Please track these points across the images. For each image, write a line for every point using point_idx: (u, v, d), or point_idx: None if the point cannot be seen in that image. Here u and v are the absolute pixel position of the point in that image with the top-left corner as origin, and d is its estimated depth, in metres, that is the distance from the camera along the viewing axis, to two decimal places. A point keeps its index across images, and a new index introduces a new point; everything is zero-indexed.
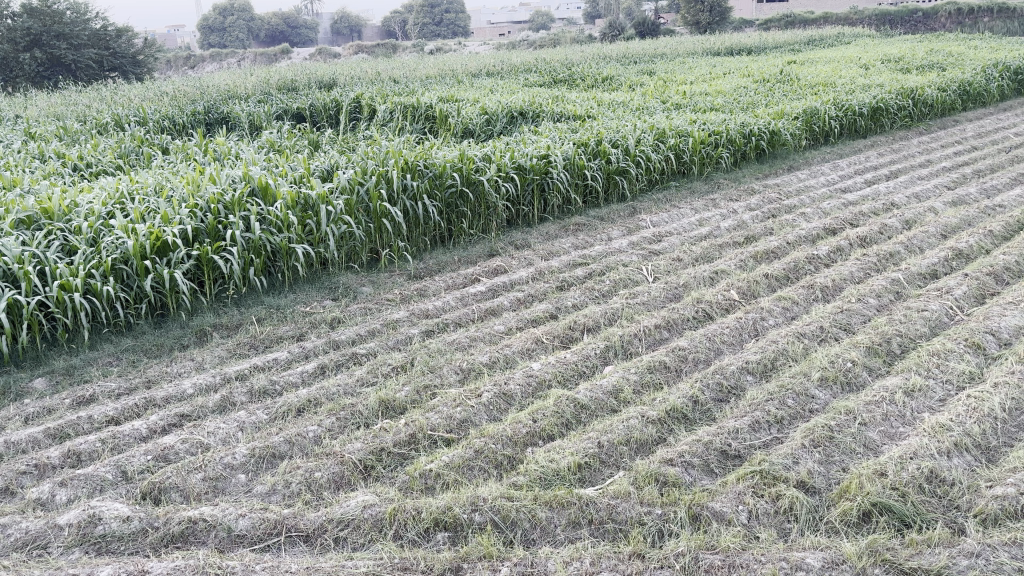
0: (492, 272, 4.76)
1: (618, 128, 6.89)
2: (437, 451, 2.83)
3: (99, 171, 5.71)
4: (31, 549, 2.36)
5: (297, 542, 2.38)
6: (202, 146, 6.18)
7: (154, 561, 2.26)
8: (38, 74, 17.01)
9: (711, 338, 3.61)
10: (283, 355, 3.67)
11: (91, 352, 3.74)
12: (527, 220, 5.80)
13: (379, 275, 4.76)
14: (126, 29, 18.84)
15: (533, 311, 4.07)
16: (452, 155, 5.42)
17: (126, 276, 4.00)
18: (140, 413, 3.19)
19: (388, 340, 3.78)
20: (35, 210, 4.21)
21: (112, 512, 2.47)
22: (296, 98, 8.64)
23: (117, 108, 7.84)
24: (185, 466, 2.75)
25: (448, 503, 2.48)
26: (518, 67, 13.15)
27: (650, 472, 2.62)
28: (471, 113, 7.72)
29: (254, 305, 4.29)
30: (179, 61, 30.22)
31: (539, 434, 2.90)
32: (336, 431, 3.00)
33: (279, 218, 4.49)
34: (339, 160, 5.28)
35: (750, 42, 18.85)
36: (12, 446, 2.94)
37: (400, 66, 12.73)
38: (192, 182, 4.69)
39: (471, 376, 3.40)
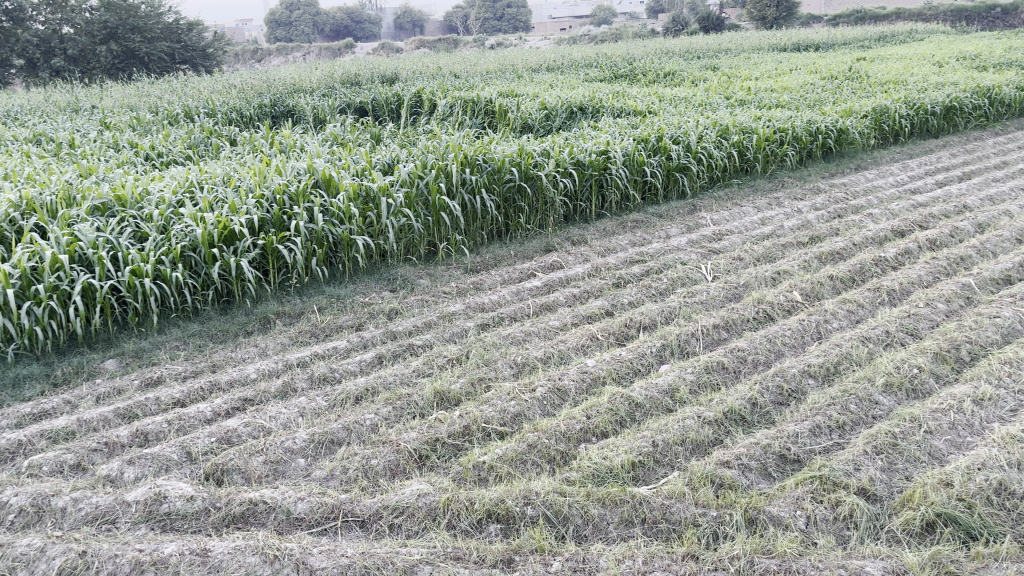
0: (548, 267, 4.76)
1: (680, 123, 6.81)
2: (491, 443, 2.84)
3: (169, 160, 5.88)
4: (100, 524, 2.45)
5: (354, 527, 2.43)
6: (269, 139, 6.31)
7: (216, 541, 2.32)
8: (113, 66, 17.70)
9: (772, 340, 3.55)
10: (342, 344, 3.73)
11: (159, 336, 3.86)
12: (585, 216, 5.79)
13: (436, 267, 4.80)
14: (197, 24, 19.36)
15: (589, 307, 4.06)
16: (511, 150, 5.44)
17: (194, 263, 4.11)
18: (204, 397, 3.28)
19: (444, 333, 3.81)
20: (109, 198, 4.36)
21: (177, 491, 2.55)
22: (359, 92, 8.77)
23: (187, 100, 8.05)
24: (246, 449, 2.82)
25: (502, 495, 2.49)
26: (580, 62, 13.09)
27: (705, 474, 2.59)
28: (531, 108, 7.73)
29: (315, 295, 4.37)
30: (247, 55, 30.79)
31: (593, 430, 2.89)
32: (392, 420, 3.04)
33: (341, 210, 4.57)
34: (400, 154, 5.34)
35: (818, 37, 18.45)
36: (83, 424, 3.05)
37: (462, 61, 12.86)
38: (258, 173, 4.80)
39: (526, 371, 3.40)
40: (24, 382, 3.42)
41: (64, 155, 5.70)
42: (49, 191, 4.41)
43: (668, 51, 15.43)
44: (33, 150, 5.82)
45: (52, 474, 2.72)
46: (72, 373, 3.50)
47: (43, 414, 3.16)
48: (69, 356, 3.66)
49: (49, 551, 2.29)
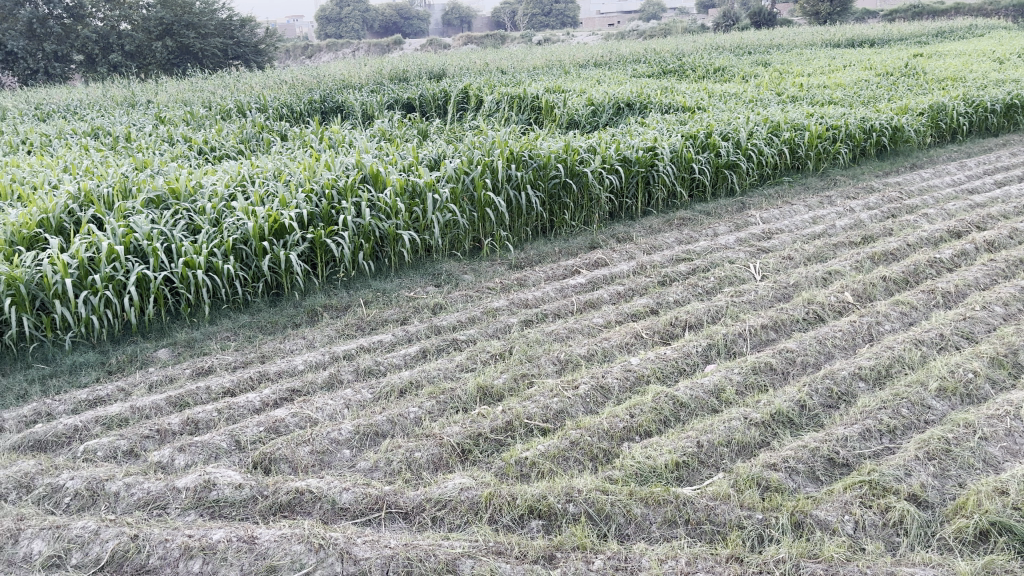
0: (593, 264, 4.74)
1: (730, 120, 6.72)
2: (533, 440, 2.84)
3: (221, 155, 5.99)
4: (151, 509, 2.51)
5: (397, 519, 2.45)
6: (319, 134, 6.39)
7: (263, 529, 2.37)
8: (168, 61, 18.12)
9: (822, 341, 3.48)
10: (387, 338, 3.76)
11: (210, 326, 3.94)
12: (631, 213, 5.75)
13: (480, 263, 4.82)
14: (249, 20, 19.67)
15: (634, 305, 4.03)
16: (557, 146, 5.44)
17: (245, 256, 4.19)
18: (253, 387, 3.34)
19: (488, 328, 3.82)
20: (164, 191, 4.47)
21: (226, 479, 2.60)
22: (406, 89, 8.83)
23: (240, 96, 8.19)
24: (293, 439, 2.86)
25: (544, 492, 2.49)
26: (628, 57, 13.00)
27: (751, 476, 2.55)
28: (578, 104, 7.70)
29: (362, 288, 4.42)
30: (297, 51, 31.05)
31: (636, 429, 2.87)
32: (436, 414, 3.06)
33: (388, 205, 4.61)
34: (446, 150, 5.37)
35: (874, 33, 18.03)
36: (137, 412, 3.13)
37: (509, 56, 12.87)
38: (308, 168, 4.88)
39: (569, 368, 3.39)
40: (80, 369, 3.52)
41: (121, 149, 5.85)
42: (106, 184, 4.53)
43: (718, 46, 15.23)
44: (92, 143, 5.99)
45: (106, 459, 2.80)
46: (126, 361, 3.59)
47: (98, 401, 3.25)
48: (124, 345, 3.76)
49: (103, 533, 2.36)
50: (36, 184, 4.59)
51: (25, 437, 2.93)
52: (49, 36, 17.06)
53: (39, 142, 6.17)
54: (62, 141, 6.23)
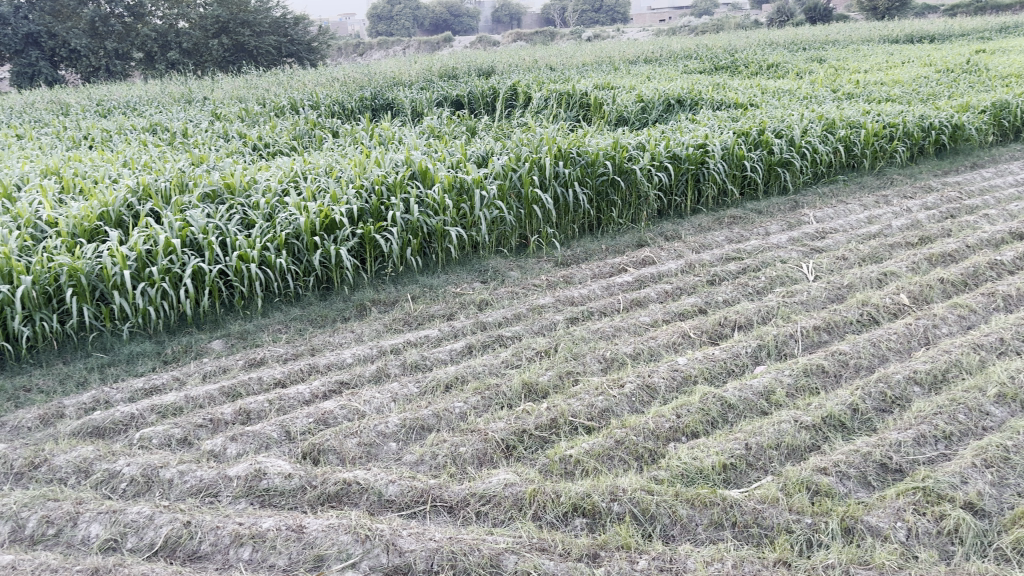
0: (640, 262, 4.71)
1: (783, 116, 6.61)
2: (578, 437, 2.83)
3: (275, 151, 6.10)
4: (204, 496, 2.57)
5: (441, 512, 2.47)
6: (369, 131, 6.46)
7: (311, 519, 2.41)
8: (224, 59, 18.50)
9: (876, 344, 3.41)
10: (434, 333, 3.79)
11: (262, 319, 4.02)
12: (680, 211, 5.69)
13: (527, 260, 4.82)
14: (303, 18, 19.98)
15: (682, 304, 3.99)
16: (606, 143, 5.42)
17: (297, 250, 4.26)
18: (303, 378, 3.40)
19: (533, 325, 3.82)
20: (220, 185, 4.57)
21: (275, 469, 2.66)
22: (456, 86, 8.87)
23: (293, 93, 8.32)
24: (341, 431, 2.91)
25: (588, 490, 2.48)
26: (680, 53, 12.87)
27: (800, 480, 2.51)
28: (627, 101, 7.66)
29: (409, 283, 4.46)
30: (349, 49, 31.43)
31: (683, 430, 2.84)
32: (481, 409, 3.07)
33: (436, 201, 4.65)
34: (495, 146, 5.39)
35: (935, 28, 17.56)
36: (191, 401, 3.21)
37: (558, 53, 12.85)
38: (358, 164, 4.94)
39: (615, 366, 3.38)
40: (138, 358, 3.62)
41: (178, 145, 5.99)
42: (164, 179, 4.65)
43: (772, 42, 14.98)
44: (151, 139, 6.14)
45: (160, 447, 2.88)
46: (182, 352, 3.69)
47: (154, 389, 3.34)
48: (179, 336, 3.86)
49: (157, 519, 2.42)
50: (97, 178, 4.73)
51: (85, 424, 3.03)
52: (111, 34, 17.61)
53: (101, 137, 6.35)
54: (122, 136, 6.41)
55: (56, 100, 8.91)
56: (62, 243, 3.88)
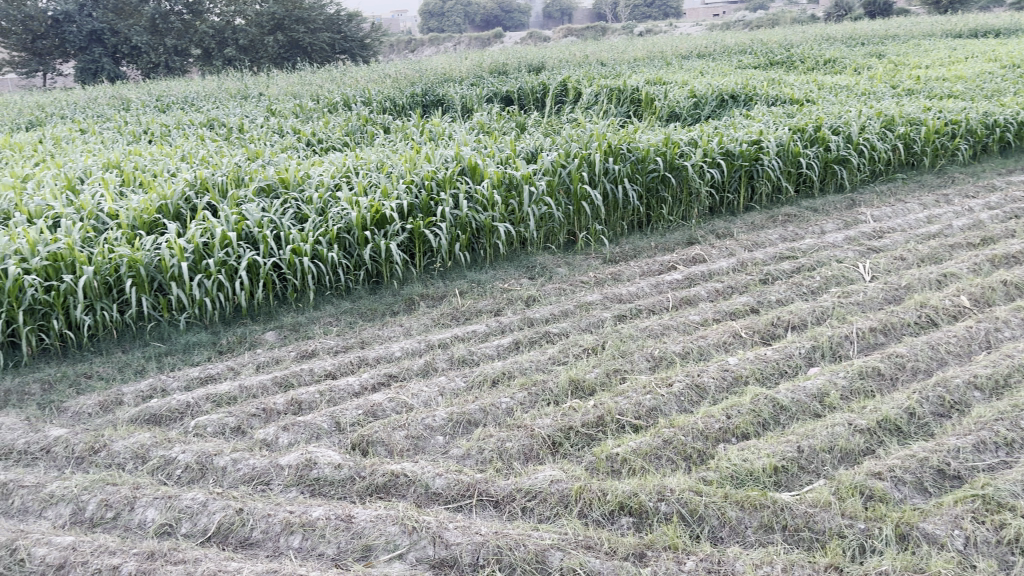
0: (690, 260, 4.66)
1: (840, 113, 6.47)
2: (625, 436, 2.81)
3: (328, 146, 6.18)
4: (256, 484, 2.62)
5: (488, 506, 2.48)
6: (420, 127, 6.50)
7: (360, 509, 2.44)
8: (279, 55, 18.79)
9: (934, 347, 3.32)
10: (482, 328, 3.80)
11: (313, 312, 4.08)
12: (732, 208, 5.61)
13: (575, 256, 4.81)
14: (356, 14, 20.17)
15: (733, 303, 3.93)
16: (657, 139, 5.37)
17: (348, 244, 4.31)
18: (353, 371, 3.45)
19: (581, 322, 3.80)
20: (275, 180, 4.65)
21: (325, 459, 2.70)
22: (506, 82, 8.88)
23: (346, 89, 8.42)
24: (389, 423, 2.94)
25: (635, 489, 2.47)
26: (734, 49, 12.68)
27: (854, 484, 2.46)
28: (679, 96, 7.58)
29: (458, 279, 4.48)
30: (401, 45, 31.71)
31: (733, 431, 2.80)
32: (527, 405, 3.08)
33: (486, 197, 4.66)
34: (544, 142, 5.39)
35: (1000, 22, 17.01)
36: (245, 390, 3.27)
37: (609, 48, 12.76)
38: (409, 160, 4.99)
39: (663, 365, 3.34)
40: (193, 348, 3.71)
41: (234, 140, 6.11)
42: (221, 173, 4.75)
43: (829, 37, 14.66)
44: (208, 134, 6.28)
45: (214, 435, 2.94)
46: (236, 342, 3.77)
47: (209, 378, 3.42)
48: (234, 327, 3.94)
49: (210, 506, 2.48)
50: (156, 172, 4.85)
51: (142, 411, 3.11)
52: (171, 31, 18.05)
53: (160, 132, 6.52)
54: (180, 131, 6.56)
55: (118, 96, 9.17)
56: (122, 235, 4.00)
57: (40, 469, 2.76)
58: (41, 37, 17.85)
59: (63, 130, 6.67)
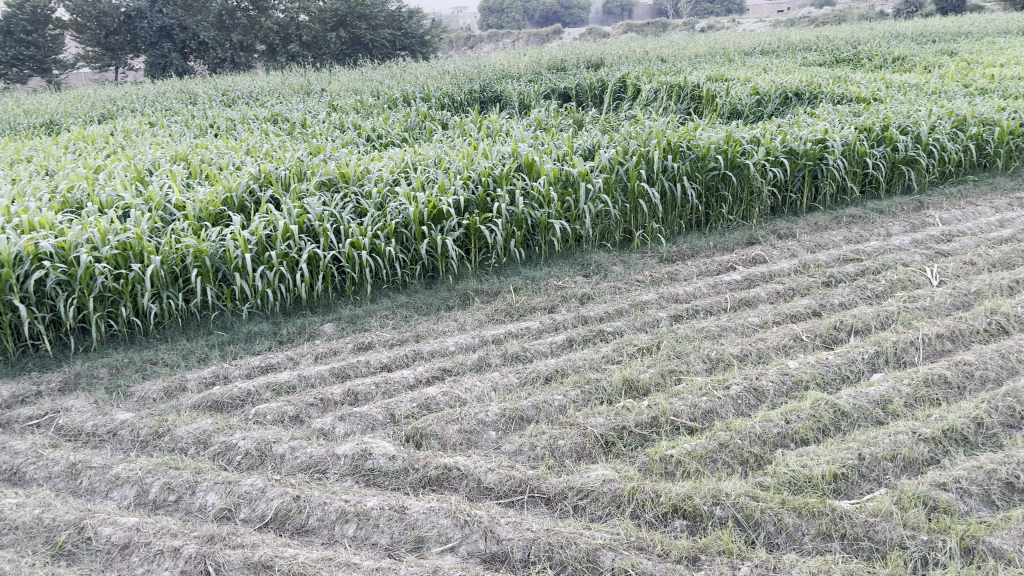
0: (750, 260, 4.59)
1: (910, 111, 6.29)
2: (680, 438, 2.79)
3: (387, 142, 6.25)
4: (313, 472, 2.67)
5: (539, 503, 2.48)
6: (478, 123, 6.52)
7: (413, 501, 2.47)
8: (342, 51, 19.01)
9: (1005, 355, 3.21)
10: (535, 325, 3.80)
11: (371, 305, 4.14)
12: (795, 208, 5.51)
13: (631, 255, 4.77)
14: (416, 11, 20.29)
15: (794, 306, 3.86)
16: (718, 137, 5.30)
17: (405, 239, 4.36)
18: (408, 364, 3.48)
19: (636, 321, 3.78)
20: (335, 174, 4.73)
21: (380, 450, 2.74)
22: (564, 78, 8.85)
23: (405, 85, 8.50)
24: (443, 417, 2.96)
25: (689, 492, 2.44)
26: (799, 45, 12.41)
27: (916, 494, 2.39)
28: (742, 94, 7.46)
29: (513, 275, 4.49)
30: (460, 41, 31.83)
31: (791, 436, 2.75)
32: (581, 403, 3.07)
33: (542, 194, 4.67)
34: (602, 140, 5.37)
35: None
36: (303, 380, 3.34)
37: (670, 45, 12.60)
38: (467, 156, 5.02)
39: (720, 367, 3.30)
40: (255, 338, 3.80)
41: (297, 134, 6.23)
42: (284, 167, 4.85)
43: (898, 34, 14.25)
44: (272, 129, 6.41)
45: (274, 423, 3.01)
46: (296, 333, 3.84)
47: (269, 367, 3.49)
48: (294, 317, 4.02)
49: (268, 492, 2.53)
50: (222, 165, 4.98)
51: (205, 398, 3.20)
52: (237, 27, 18.46)
53: (226, 126, 6.68)
54: (245, 125, 6.72)
55: (186, 90, 9.44)
56: (189, 226, 4.12)
57: (108, 451, 2.86)
58: (113, 32, 18.43)
59: (134, 123, 6.88)
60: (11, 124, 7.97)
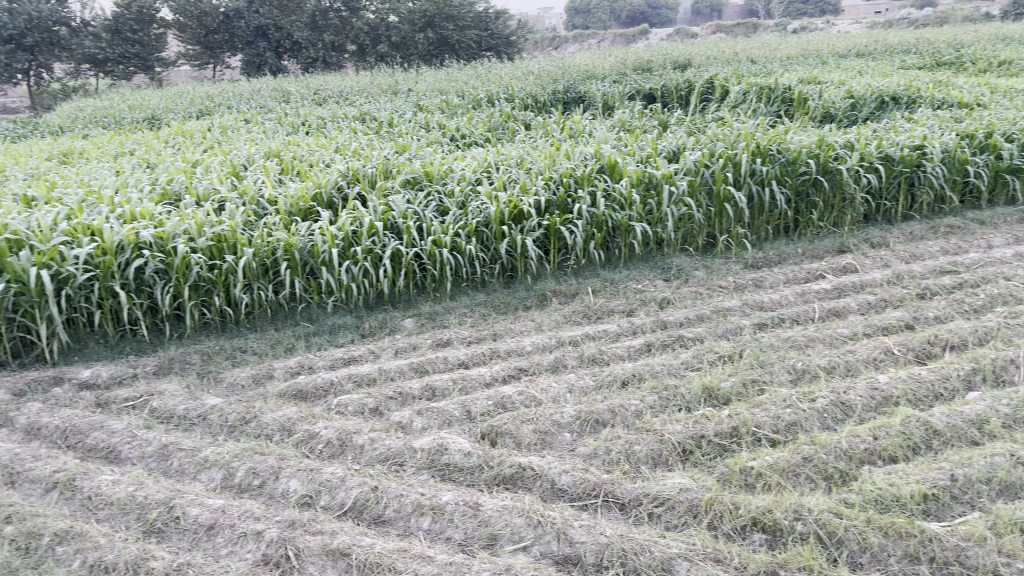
0: (840, 269, 4.45)
1: (1017, 117, 5.99)
2: (761, 450, 2.72)
3: (471, 142, 6.31)
4: (390, 464, 2.72)
5: (614, 508, 2.46)
6: (561, 124, 6.52)
7: (487, 498, 2.49)
8: (429, 52, 19.28)
9: None
10: (613, 328, 3.78)
11: (450, 302, 4.19)
12: (889, 217, 5.31)
13: (714, 260, 4.69)
14: (504, 12, 20.44)
15: (886, 317, 3.73)
16: (809, 141, 5.16)
17: (486, 238, 4.40)
18: (485, 362, 3.51)
19: (718, 328, 3.71)
20: (420, 173, 4.81)
21: (456, 446, 2.77)
22: (650, 79, 8.75)
23: (490, 86, 8.55)
24: (518, 416, 2.98)
25: (770, 505, 2.38)
26: (897, 48, 11.97)
27: (1013, 520, 2.28)
28: (835, 97, 7.24)
29: (592, 277, 4.47)
30: (546, 42, 31.92)
31: (879, 453, 2.65)
32: (658, 409, 3.03)
33: (624, 196, 4.64)
34: (687, 142, 5.30)
35: None
36: (383, 373, 3.40)
37: (761, 46, 12.31)
38: (549, 157, 5.04)
39: (805, 378, 3.21)
40: (339, 330, 3.89)
41: (384, 133, 6.35)
42: (370, 165, 4.96)
43: (1005, 36, 13.58)
44: (360, 127, 6.56)
45: (354, 414, 3.08)
46: (377, 327, 3.92)
47: (351, 360, 3.57)
48: (376, 312, 4.11)
49: (347, 481, 2.59)
50: (312, 162, 5.13)
51: (290, 387, 3.29)
52: (329, 28, 18.97)
53: (316, 124, 6.87)
54: (335, 123, 6.89)
55: (278, 88, 9.76)
56: (280, 220, 4.25)
57: (198, 434, 2.98)
58: (212, 31, 19.17)
59: (230, 120, 7.15)
60: (117, 118, 8.39)
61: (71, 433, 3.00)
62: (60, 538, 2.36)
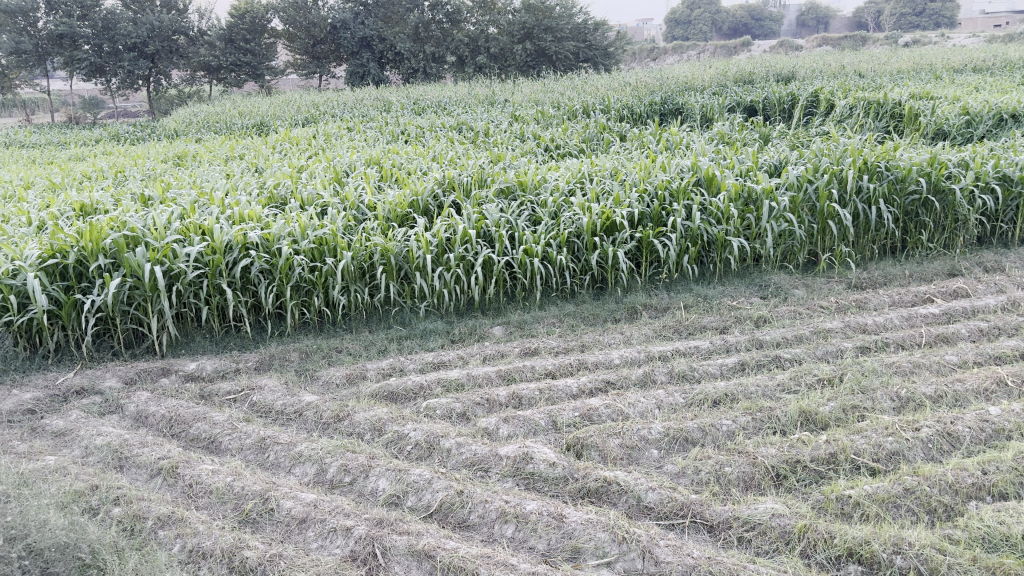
0: (949, 293, 4.25)
1: None
2: (859, 478, 2.62)
3: (566, 152, 6.33)
4: (476, 469, 2.75)
5: (701, 530, 2.42)
6: (657, 136, 6.47)
7: (572, 510, 2.49)
8: (526, 63, 19.48)
9: None
10: (706, 345, 3.71)
11: (539, 311, 4.20)
12: (1005, 240, 5.05)
13: (814, 278, 4.55)
14: (603, 24, 20.50)
15: (999, 346, 3.53)
16: (920, 158, 4.96)
17: (577, 249, 4.41)
18: (573, 372, 3.51)
19: (817, 350, 3.59)
20: (514, 183, 4.86)
21: (542, 455, 2.78)
22: (751, 92, 8.59)
23: (587, 97, 8.56)
24: (605, 429, 2.96)
25: (867, 537, 2.29)
26: (1018, 62, 11.39)
27: None
28: (949, 113, 6.92)
29: (684, 291, 4.42)
30: (643, 54, 31.81)
31: (989, 489, 2.52)
32: (750, 431, 2.96)
33: (721, 210, 4.57)
34: (790, 156, 5.18)
35: None
36: (472, 380, 3.45)
37: (870, 59, 11.93)
38: (645, 169, 5.01)
39: (910, 407, 3.07)
40: (430, 335, 3.97)
41: (480, 143, 6.45)
42: (466, 173, 5.04)
43: None
44: (457, 136, 6.68)
45: (442, 418, 3.13)
46: (467, 333, 3.98)
47: (441, 364, 3.63)
48: (466, 318, 4.17)
49: (434, 484, 2.64)
50: (411, 170, 5.25)
51: (382, 388, 3.37)
52: (431, 39, 19.41)
53: (415, 132, 7.02)
54: (433, 133, 7.03)
55: (381, 97, 10.04)
56: (378, 225, 4.37)
57: (293, 429, 3.09)
58: (320, 42, 19.97)
59: (334, 127, 7.40)
60: (228, 124, 8.81)
61: (176, 422, 3.15)
62: (163, 522, 2.48)
